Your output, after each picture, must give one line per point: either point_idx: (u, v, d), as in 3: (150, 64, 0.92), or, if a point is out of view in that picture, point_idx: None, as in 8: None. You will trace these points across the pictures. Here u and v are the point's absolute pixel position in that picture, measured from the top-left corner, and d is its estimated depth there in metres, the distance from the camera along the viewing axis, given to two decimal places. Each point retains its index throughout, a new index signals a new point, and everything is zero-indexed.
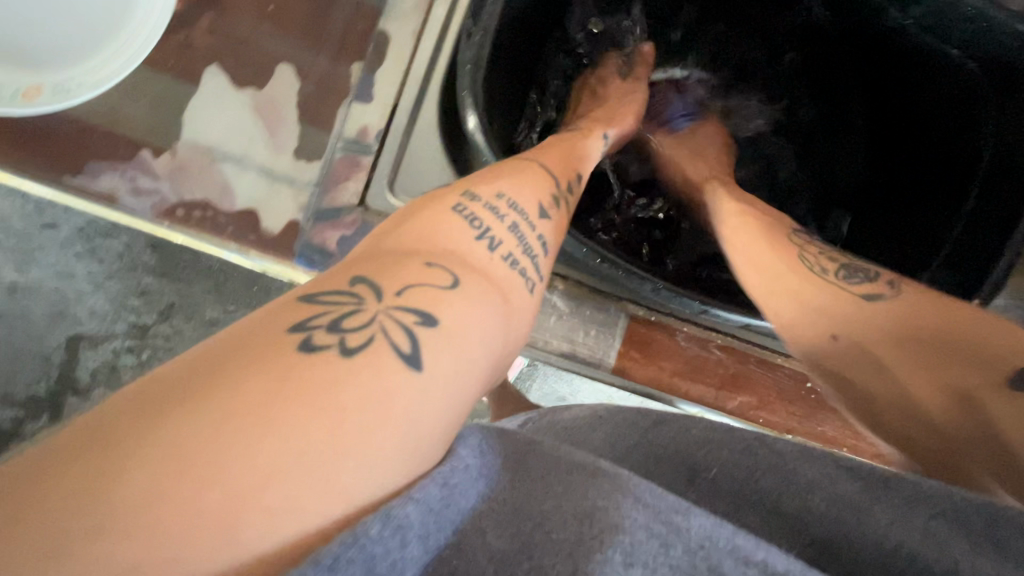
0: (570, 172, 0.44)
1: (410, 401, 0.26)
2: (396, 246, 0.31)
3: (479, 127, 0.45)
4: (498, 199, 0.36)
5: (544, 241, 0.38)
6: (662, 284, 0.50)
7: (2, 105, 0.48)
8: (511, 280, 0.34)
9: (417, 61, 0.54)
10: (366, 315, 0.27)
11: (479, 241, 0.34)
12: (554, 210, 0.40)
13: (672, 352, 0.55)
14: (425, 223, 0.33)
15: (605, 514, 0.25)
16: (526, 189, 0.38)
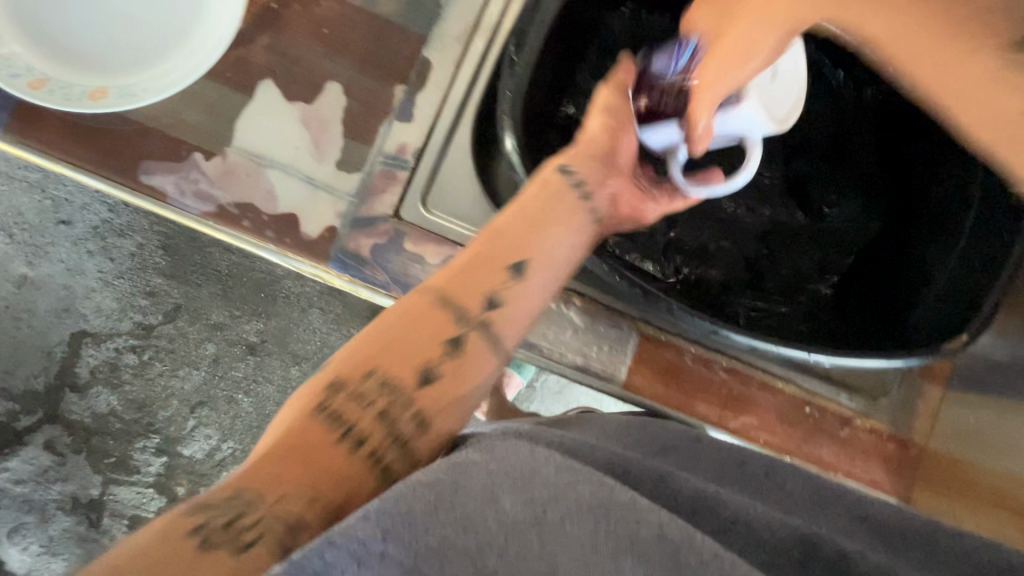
0: (487, 287, 0.40)
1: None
2: (279, 457, 0.32)
3: (517, 148, 0.49)
4: (367, 378, 0.36)
5: (424, 414, 0.36)
6: (677, 304, 0.52)
7: (72, 104, 0.52)
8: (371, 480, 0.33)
9: (456, 88, 0.58)
10: (249, 520, 0.29)
11: (341, 440, 0.33)
12: (449, 361, 0.38)
13: (678, 372, 0.58)
14: (293, 427, 0.33)
15: (619, 508, 0.28)
16: (419, 354, 0.37)
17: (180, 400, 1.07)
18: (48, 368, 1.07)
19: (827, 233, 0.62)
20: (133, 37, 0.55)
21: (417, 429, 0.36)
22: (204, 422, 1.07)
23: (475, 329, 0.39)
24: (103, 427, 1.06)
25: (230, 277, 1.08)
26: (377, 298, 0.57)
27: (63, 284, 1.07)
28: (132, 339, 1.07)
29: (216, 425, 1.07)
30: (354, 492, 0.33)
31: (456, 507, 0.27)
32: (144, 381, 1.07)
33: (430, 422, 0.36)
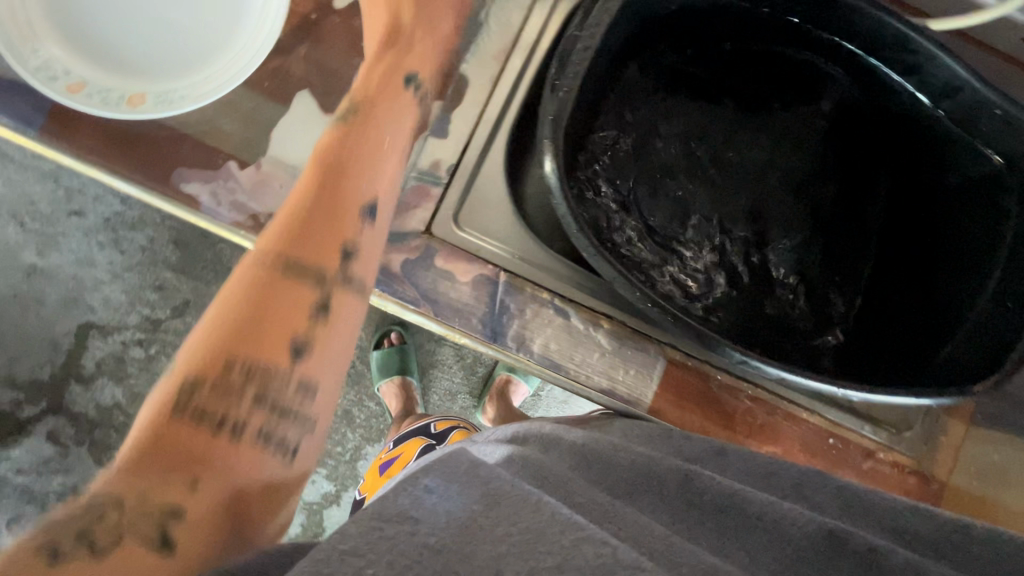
0: (335, 255, 0.42)
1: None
2: (137, 471, 0.33)
3: (556, 171, 0.50)
4: (219, 375, 0.36)
5: (308, 386, 0.39)
6: (706, 334, 0.53)
7: (109, 109, 0.51)
8: (260, 461, 0.36)
9: (491, 106, 0.59)
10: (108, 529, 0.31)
11: (218, 432, 0.35)
12: (316, 328, 0.40)
13: (705, 398, 0.58)
14: (155, 442, 0.34)
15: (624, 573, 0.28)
16: (275, 330, 0.38)
17: None
18: (54, 358, 1.06)
19: (845, 262, 0.61)
20: (171, 42, 0.55)
21: (300, 395, 0.38)
22: None
23: (337, 286, 0.41)
24: (108, 420, 1.06)
25: None
26: (405, 315, 0.56)
27: (72, 276, 1.06)
28: (139, 333, 1.07)
29: None
30: (247, 475, 0.35)
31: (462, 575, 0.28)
32: (150, 376, 1.07)
33: (310, 383, 0.39)
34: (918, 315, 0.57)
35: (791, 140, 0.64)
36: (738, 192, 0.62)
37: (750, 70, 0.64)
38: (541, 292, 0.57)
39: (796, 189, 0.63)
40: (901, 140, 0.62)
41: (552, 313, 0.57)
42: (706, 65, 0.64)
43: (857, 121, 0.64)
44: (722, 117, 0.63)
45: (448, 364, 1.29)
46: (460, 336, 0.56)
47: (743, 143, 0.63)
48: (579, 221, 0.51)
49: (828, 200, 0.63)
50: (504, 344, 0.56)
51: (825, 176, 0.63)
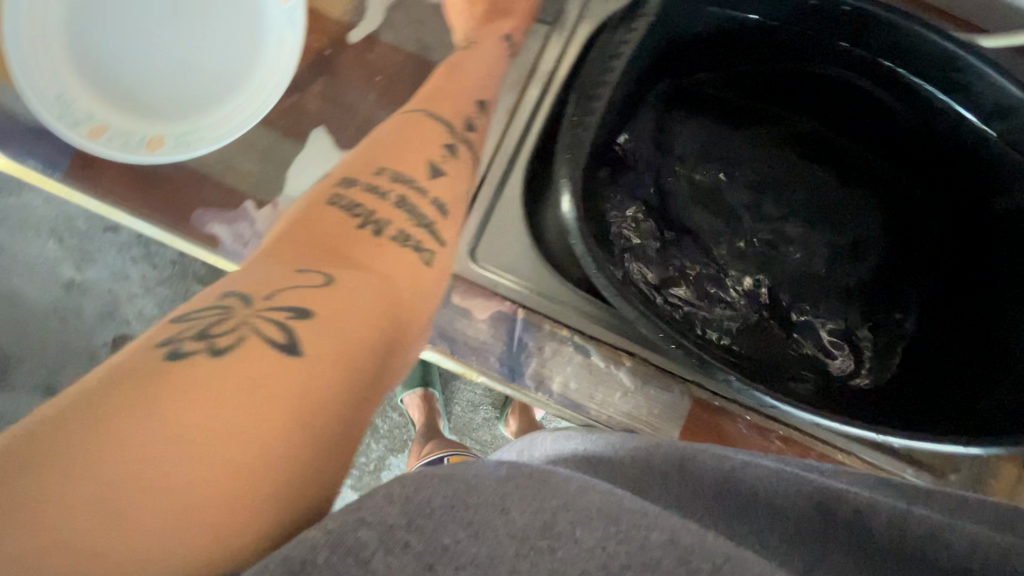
0: (464, 113, 0.50)
1: (304, 374, 0.30)
2: (277, 262, 0.36)
3: (574, 211, 0.48)
4: (373, 178, 0.43)
5: (438, 201, 0.44)
6: (735, 375, 0.50)
7: (130, 152, 0.52)
8: (398, 260, 0.39)
9: (508, 139, 0.58)
10: (233, 320, 0.31)
11: (363, 228, 0.40)
12: (448, 159, 0.46)
13: (732, 440, 0.55)
14: (301, 236, 0.38)
15: (643, 520, 0.25)
16: (412, 150, 0.45)
17: None
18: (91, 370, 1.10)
19: (881, 292, 0.58)
20: (191, 83, 0.55)
21: (438, 210, 0.44)
22: None
23: (461, 138, 0.48)
24: None
25: None
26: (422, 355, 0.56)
27: (107, 290, 1.10)
28: None
29: None
30: (386, 265, 0.39)
31: (467, 508, 0.25)
32: None
33: (443, 206, 0.44)
34: (969, 353, 0.53)
35: (824, 162, 0.62)
36: (769, 214, 0.60)
37: (790, 82, 0.61)
38: (560, 330, 0.56)
39: (836, 208, 0.60)
40: (940, 169, 0.59)
41: (572, 351, 0.55)
42: (742, 82, 0.62)
43: (897, 144, 0.61)
44: (763, 132, 0.62)
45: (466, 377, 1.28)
46: (477, 374, 0.55)
47: (770, 166, 0.61)
48: (598, 260, 0.50)
49: (867, 223, 0.60)
50: (522, 383, 0.54)
51: (860, 199, 0.61)
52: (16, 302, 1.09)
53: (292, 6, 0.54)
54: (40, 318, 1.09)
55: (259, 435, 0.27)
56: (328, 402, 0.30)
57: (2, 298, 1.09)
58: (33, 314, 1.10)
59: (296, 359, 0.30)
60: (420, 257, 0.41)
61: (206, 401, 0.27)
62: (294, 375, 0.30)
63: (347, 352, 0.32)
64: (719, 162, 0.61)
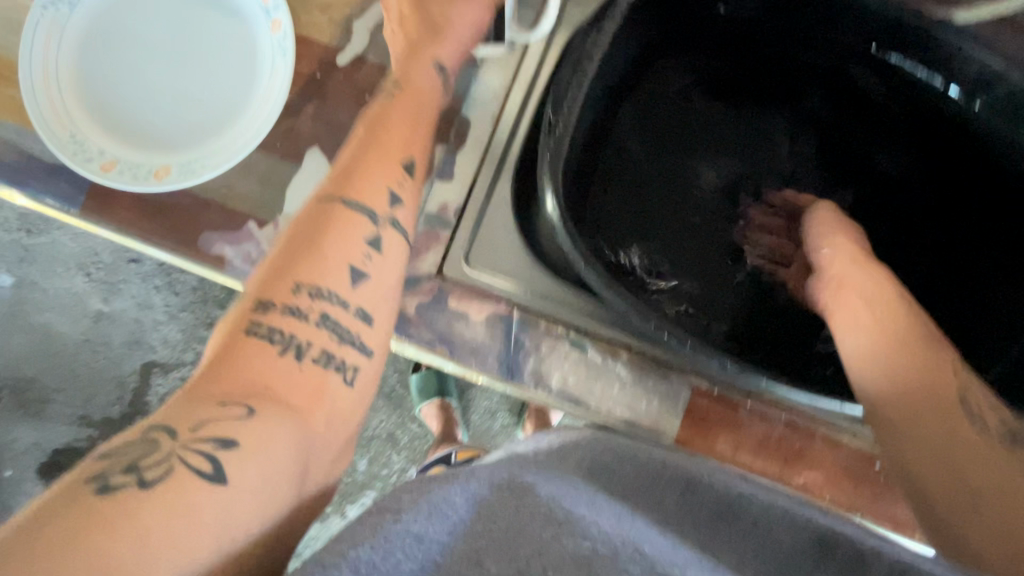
0: (387, 185, 0.49)
1: (224, 509, 0.33)
2: (192, 400, 0.37)
3: (558, 210, 0.50)
4: (296, 292, 0.42)
5: (362, 311, 0.44)
6: (730, 361, 0.52)
7: (139, 183, 0.55)
8: (323, 380, 0.41)
9: (495, 144, 0.59)
10: (159, 455, 0.33)
11: (285, 353, 0.40)
12: (369, 264, 0.45)
13: (734, 426, 0.56)
14: (227, 360, 0.39)
15: (601, 563, 0.33)
16: (331, 257, 0.44)
17: None
18: (122, 396, 1.14)
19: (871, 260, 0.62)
20: (192, 114, 0.58)
21: (364, 322, 0.44)
22: None
23: (385, 224, 0.47)
24: None
25: None
26: (423, 358, 0.57)
27: (133, 319, 1.14)
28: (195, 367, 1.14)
29: None
30: (308, 394, 0.40)
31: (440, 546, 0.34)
32: None
33: (367, 314, 0.44)
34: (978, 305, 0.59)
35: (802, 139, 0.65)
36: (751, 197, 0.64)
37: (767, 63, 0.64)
38: (556, 327, 0.57)
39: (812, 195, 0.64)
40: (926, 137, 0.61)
41: (569, 347, 0.56)
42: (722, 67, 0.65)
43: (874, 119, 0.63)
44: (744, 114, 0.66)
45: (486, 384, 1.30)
46: (476, 375, 0.57)
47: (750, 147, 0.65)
48: (586, 255, 0.51)
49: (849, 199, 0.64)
50: (520, 381, 0.56)
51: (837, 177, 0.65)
52: (50, 335, 1.15)
53: (283, 37, 0.57)
54: (73, 349, 1.15)
55: None
56: (245, 527, 0.34)
57: (37, 333, 1.15)
58: (65, 345, 1.15)
59: (220, 496, 0.33)
60: (342, 377, 0.42)
61: (140, 541, 0.30)
62: (217, 513, 0.33)
63: (268, 479, 0.35)
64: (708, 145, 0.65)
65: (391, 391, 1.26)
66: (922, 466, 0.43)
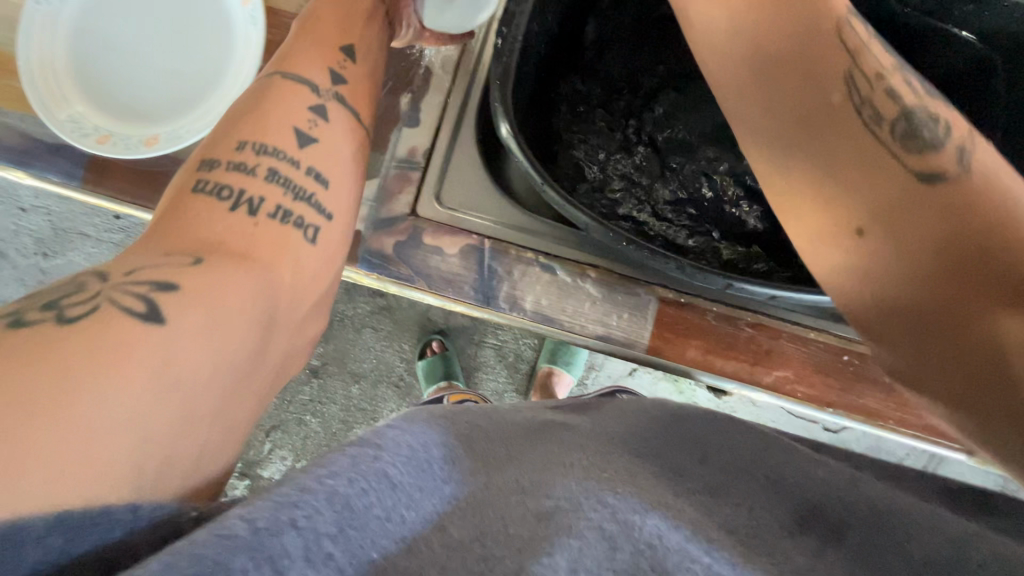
0: (325, 64, 0.53)
1: (164, 340, 0.34)
2: (143, 252, 0.39)
3: (511, 133, 0.53)
4: (241, 150, 0.46)
5: (310, 168, 0.48)
6: (686, 262, 0.54)
7: (132, 151, 0.60)
8: (283, 232, 0.45)
9: (456, 89, 0.64)
10: (93, 293, 0.35)
11: (235, 206, 0.43)
12: (313, 129, 0.50)
13: (704, 331, 0.58)
14: (179, 216, 0.42)
15: (562, 514, 0.30)
16: (274, 123, 0.48)
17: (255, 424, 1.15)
18: None
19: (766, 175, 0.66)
20: (176, 87, 0.63)
21: (319, 185, 0.48)
22: (278, 444, 1.14)
23: (330, 99, 0.52)
24: None
25: None
26: (404, 293, 0.60)
27: None
28: None
29: (290, 447, 1.14)
30: (267, 243, 0.43)
31: (401, 521, 0.28)
32: None
33: (319, 175, 0.49)
34: None
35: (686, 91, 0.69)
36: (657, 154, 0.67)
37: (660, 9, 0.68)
38: (525, 254, 0.60)
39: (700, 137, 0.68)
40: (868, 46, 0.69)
41: (539, 271, 0.60)
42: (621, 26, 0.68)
43: None
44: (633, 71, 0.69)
45: (490, 364, 1.18)
46: (455, 305, 0.60)
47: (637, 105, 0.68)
48: (541, 172, 0.54)
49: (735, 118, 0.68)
50: (497, 306, 0.59)
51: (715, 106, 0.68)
52: None
53: (253, 7, 0.62)
54: None
55: (125, 407, 0.31)
56: (190, 361, 0.35)
57: None
58: None
59: (156, 329, 0.34)
60: (302, 233, 0.46)
61: (67, 364, 0.31)
62: (158, 344, 0.34)
63: (212, 319, 0.37)
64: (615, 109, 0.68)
65: (400, 380, 1.17)
66: (886, 294, 0.31)
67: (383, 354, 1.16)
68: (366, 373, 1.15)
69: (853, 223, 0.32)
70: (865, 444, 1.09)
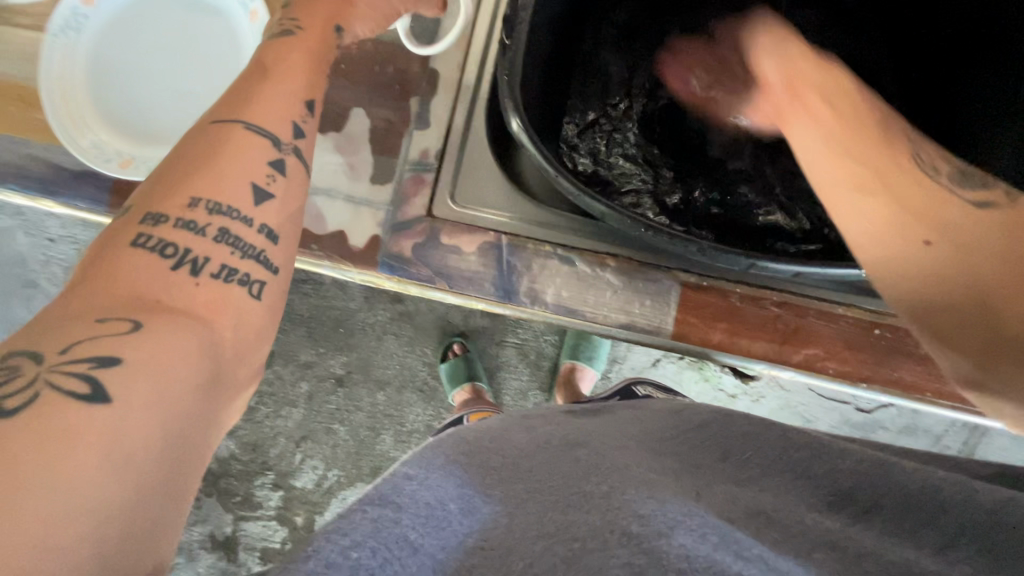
0: (288, 116, 0.48)
1: (113, 422, 0.32)
2: (66, 324, 0.35)
3: (523, 127, 0.53)
4: (191, 208, 0.41)
5: (264, 229, 0.44)
6: (706, 245, 0.53)
7: None
8: (226, 293, 0.41)
9: (466, 86, 0.65)
10: (24, 380, 0.32)
11: (178, 268, 0.39)
12: (270, 184, 0.45)
13: (728, 315, 0.58)
14: (116, 275, 0.38)
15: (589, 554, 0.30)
16: (225, 174, 0.43)
17: (287, 436, 1.16)
18: None
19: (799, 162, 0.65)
20: (193, 108, 0.65)
21: (265, 240, 0.44)
22: (310, 454, 1.16)
23: (289, 152, 0.47)
24: (226, 469, 1.16)
25: (312, 318, 1.15)
26: (425, 294, 0.61)
27: None
28: None
29: (321, 456, 1.16)
30: (216, 301, 0.40)
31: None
32: (254, 425, 1.16)
33: (273, 233, 0.44)
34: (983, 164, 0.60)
35: None
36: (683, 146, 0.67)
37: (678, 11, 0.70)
38: (543, 247, 0.60)
39: (724, 132, 0.68)
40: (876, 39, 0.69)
41: (558, 264, 0.59)
42: (637, 28, 0.70)
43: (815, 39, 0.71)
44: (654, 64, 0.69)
45: (513, 363, 1.18)
46: (476, 302, 0.60)
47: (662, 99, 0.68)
48: (555, 164, 0.54)
49: None
50: (518, 301, 0.59)
51: None
52: None
53: (261, 24, 0.63)
54: None
55: (74, 499, 0.29)
56: (143, 436, 0.32)
57: None
58: None
59: (104, 411, 0.32)
60: (247, 290, 0.42)
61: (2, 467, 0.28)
62: (105, 427, 0.31)
63: (163, 390, 0.34)
64: (634, 104, 0.67)
65: (424, 384, 1.17)
66: (1000, 340, 0.34)
67: (407, 359, 1.17)
68: (390, 379, 1.16)
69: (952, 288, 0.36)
70: (899, 423, 1.07)
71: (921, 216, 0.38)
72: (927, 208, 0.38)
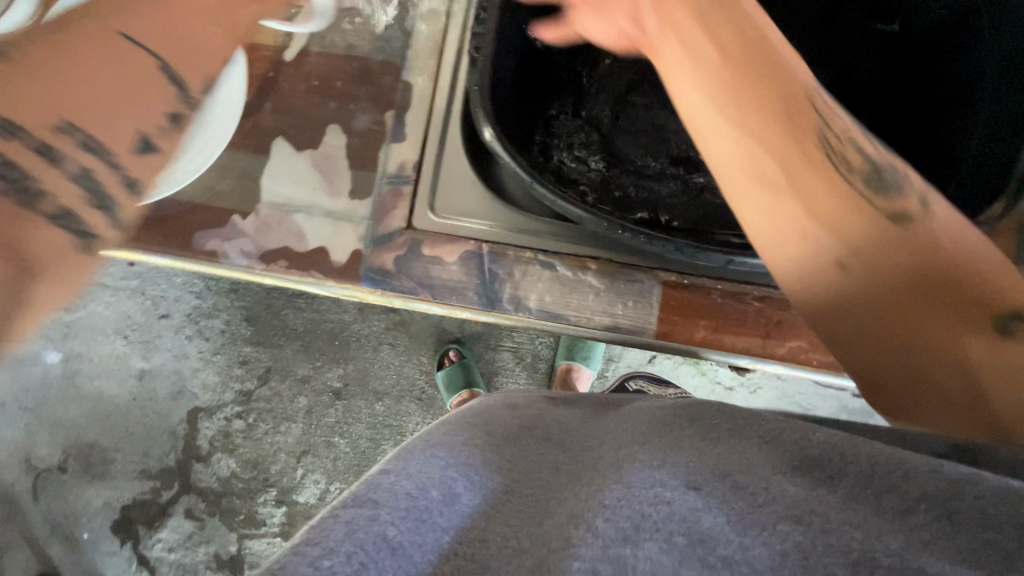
0: (207, 69, 0.37)
1: None
2: None
3: (495, 136, 0.53)
4: (50, 130, 0.31)
5: (136, 183, 0.34)
6: (685, 243, 0.53)
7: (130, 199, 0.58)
8: (50, 243, 0.31)
9: (439, 97, 0.65)
10: None
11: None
12: (165, 136, 0.35)
13: (710, 311, 0.58)
14: None
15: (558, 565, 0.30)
16: (89, 88, 0.32)
17: (287, 452, 1.16)
18: (175, 445, 1.17)
19: None
20: None
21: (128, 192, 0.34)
22: (311, 469, 1.16)
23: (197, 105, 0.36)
24: (228, 488, 1.15)
25: (307, 333, 1.16)
26: (409, 305, 0.61)
27: (175, 369, 1.16)
28: (236, 406, 1.16)
29: (322, 470, 1.15)
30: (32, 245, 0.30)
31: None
32: (254, 442, 1.16)
33: (137, 184, 0.34)
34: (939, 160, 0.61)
35: None
36: (659, 147, 0.67)
37: None
38: (525, 253, 0.60)
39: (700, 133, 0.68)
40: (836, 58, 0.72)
41: (540, 269, 0.60)
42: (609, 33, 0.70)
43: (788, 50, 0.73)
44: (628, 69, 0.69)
45: (510, 367, 1.18)
46: (460, 312, 0.60)
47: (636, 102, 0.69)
48: (530, 170, 0.54)
49: None
50: (502, 308, 0.59)
51: None
52: (100, 403, 1.16)
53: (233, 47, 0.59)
54: (123, 414, 1.16)
55: None
56: None
57: (87, 405, 1.16)
58: (115, 409, 1.16)
59: None
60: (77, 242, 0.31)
61: None
62: None
63: None
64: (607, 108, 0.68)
65: (423, 393, 1.17)
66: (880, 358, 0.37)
67: (403, 369, 1.17)
68: (388, 390, 1.16)
69: (862, 300, 0.37)
70: None
71: (804, 199, 0.38)
72: (811, 187, 0.38)
